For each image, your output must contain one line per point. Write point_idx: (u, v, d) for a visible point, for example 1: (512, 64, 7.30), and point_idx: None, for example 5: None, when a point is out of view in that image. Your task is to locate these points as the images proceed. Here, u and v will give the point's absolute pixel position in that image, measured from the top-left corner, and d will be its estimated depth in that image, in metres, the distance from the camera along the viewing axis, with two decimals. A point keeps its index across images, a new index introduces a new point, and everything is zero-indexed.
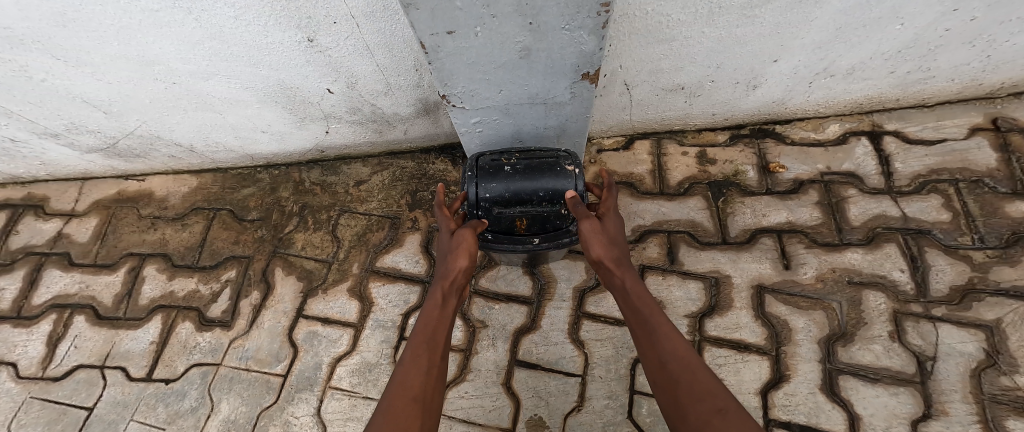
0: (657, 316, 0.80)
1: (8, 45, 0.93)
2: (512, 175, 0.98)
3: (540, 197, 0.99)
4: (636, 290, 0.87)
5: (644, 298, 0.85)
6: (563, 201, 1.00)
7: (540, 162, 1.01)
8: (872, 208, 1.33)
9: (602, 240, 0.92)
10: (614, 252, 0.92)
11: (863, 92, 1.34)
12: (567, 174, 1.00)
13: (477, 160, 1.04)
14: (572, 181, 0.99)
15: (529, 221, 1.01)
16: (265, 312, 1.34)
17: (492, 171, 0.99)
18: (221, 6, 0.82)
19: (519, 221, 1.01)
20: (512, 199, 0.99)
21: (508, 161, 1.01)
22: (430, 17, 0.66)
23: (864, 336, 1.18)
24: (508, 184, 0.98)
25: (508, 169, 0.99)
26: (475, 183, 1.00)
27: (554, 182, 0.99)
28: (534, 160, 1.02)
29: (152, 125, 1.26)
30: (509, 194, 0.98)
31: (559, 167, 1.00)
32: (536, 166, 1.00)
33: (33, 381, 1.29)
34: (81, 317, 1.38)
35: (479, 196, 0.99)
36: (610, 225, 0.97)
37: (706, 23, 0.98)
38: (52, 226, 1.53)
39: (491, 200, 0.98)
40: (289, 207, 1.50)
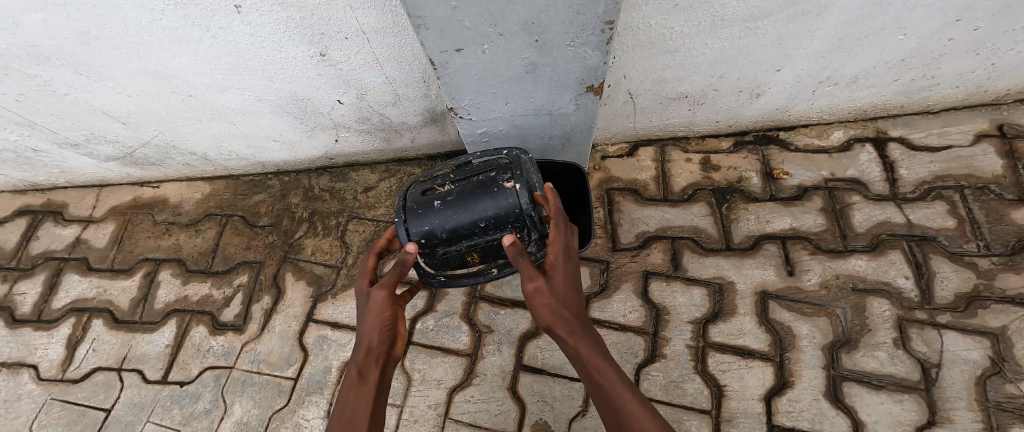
0: (617, 388, 0.69)
1: (33, 62, 0.97)
2: (444, 211, 0.86)
3: (480, 226, 0.86)
4: (595, 356, 0.72)
5: (603, 365, 0.72)
6: (510, 222, 0.85)
7: (473, 185, 0.88)
8: (876, 214, 1.34)
9: (554, 304, 0.73)
10: (566, 316, 0.73)
11: (867, 99, 1.34)
12: (509, 192, 0.84)
13: (407, 198, 0.92)
14: (516, 197, 0.83)
15: (479, 251, 0.90)
16: (276, 316, 1.37)
17: (421, 208, 0.88)
18: (238, 23, 0.86)
19: (468, 254, 0.90)
20: (452, 235, 0.87)
21: (439, 194, 0.89)
22: (439, 36, 0.69)
23: (868, 343, 1.18)
24: (442, 222, 0.85)
25: (438, 203, 0.87)
26: (402, 228, 0.88)
27: (491, 205, 0.84)
28: (469, 185, 0.88)
29: (168, 135, 1.30)
30: (448, 231, 0.86)
31: (495, 186, 0.85)
32: (471, 190, 0.87)
33: (53, 383, 1.34)
34: (99, 320, 1.42)
35: (414, 241, 0.87)
36: (560, 275, 0.75)
37: (708, 35, 0.99)
38: (71, 232, 1.57)
39: (428, 242, 0.87)
40: (299, 213, 1.53)
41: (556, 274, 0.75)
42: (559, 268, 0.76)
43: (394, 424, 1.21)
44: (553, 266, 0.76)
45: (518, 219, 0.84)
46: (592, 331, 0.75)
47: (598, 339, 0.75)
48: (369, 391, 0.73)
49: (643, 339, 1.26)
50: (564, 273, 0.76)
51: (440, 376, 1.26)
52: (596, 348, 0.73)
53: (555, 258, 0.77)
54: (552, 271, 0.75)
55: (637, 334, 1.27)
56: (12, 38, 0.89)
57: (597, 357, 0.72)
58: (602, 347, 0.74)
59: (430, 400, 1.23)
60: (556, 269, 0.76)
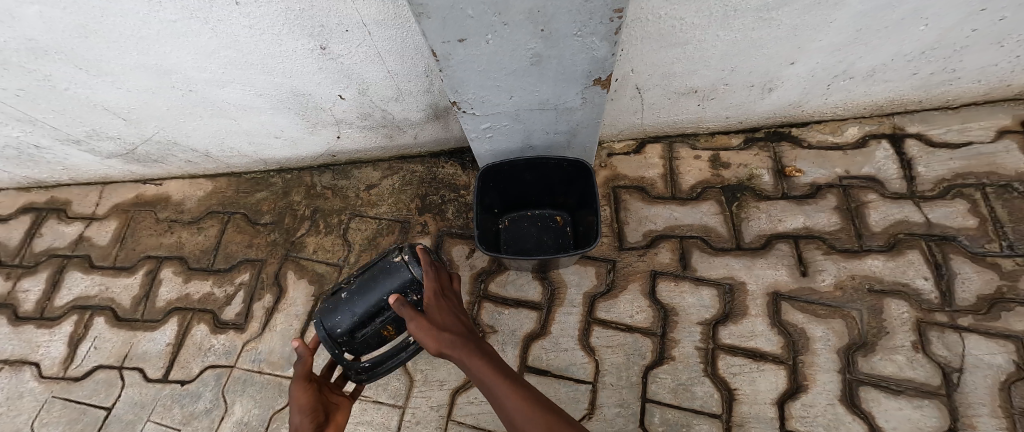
0: (502, 393, 0.65)
1: (31, 56, 0.96)
2: (348, 299, 0.84)
3: (387, 302, 0.82)
4: (481, 367, 0.67)
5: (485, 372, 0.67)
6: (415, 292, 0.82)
7: (371, 267, 0.85)
8: (893, 213, 1.29)
9: (433, 332, 0.69)
10: (453, 340, 0.69)
11: (883, 94, 1.30)
12: (399, 265, 0.81)
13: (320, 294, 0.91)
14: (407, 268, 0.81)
15: (394, 324, 0.85)
16: (277, 315, 1.36)
17: (330, 302, 0.85)
18: (236, 15, 0.83)
19: (383, 328, 0.85)
20: (365, 317, 0.83)
21: (344, 283, 0.87)
22: (441, 26, 0.66)
23: (885, 346, 1.14)
24: (349, 309, 0.83)
25: (342, 293, 0.85)
26: (314, 324, 0.84)
27: (389, 279, 0.81)
28: (367, 269, 0.86)
29: (169, 131, 1.29)
30: (361, 312, 0.83)
31: (387, 262, 0.83)
32: (371, 270, 0.85)
33: (55, 381, 1.33)
34: (100, 318, 1.41)
35: (329, 334, 0.84)
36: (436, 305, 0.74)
37: (720, 26, 0.96)
38: (74, 229, 1.57)
39: (343, 332, 0.84)
40: (301, 211, 1.52)
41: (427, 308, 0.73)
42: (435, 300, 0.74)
43: (396, 426, 1.18)
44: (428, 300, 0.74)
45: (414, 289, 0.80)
46: (481, 346, 0.71)
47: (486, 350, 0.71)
48: None
49: (650, 340, 1.23)
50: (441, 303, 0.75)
51: (443, 377, 1.24)
52: (481, 357, 0.68)
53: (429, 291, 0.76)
54: (427, 303, 0.74)
55: (644, 335, 1.24)
56: (10, 32, 0.88)
57: (482, 366, 0.67)
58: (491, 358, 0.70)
59: (432, 402, 1.21)
60: (432, 302, 0.74)
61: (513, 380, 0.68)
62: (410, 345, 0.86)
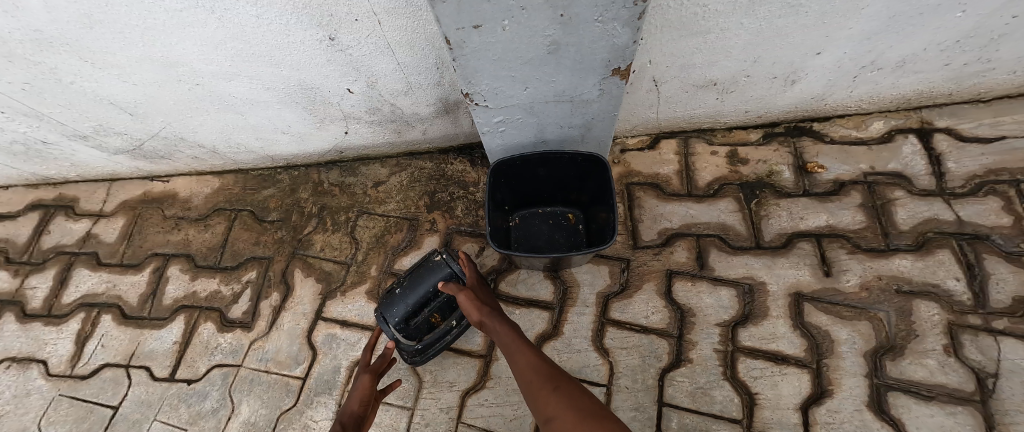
0: (518, 356, 0.85)
1: (36, 48, 0.94)
2: (403, 295, 1.13)
3: (433, 293, 1.13)
4: (508, 336, 0.91)
5: (509, 337, 0.90)
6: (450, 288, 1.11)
7: (418, 268, 1.16)
8: (921, 211, 1.24)
9: (475, 303, 1.00)
10: (489, 310, 0.98)
11: (912, 87, 1.24)
12: (440, 265, 1.13)
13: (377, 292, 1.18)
14: (445, 267, 1.13)
15: (439, 311, 1.15)
16: (284, 314, 1.34)
17: (387, 299, 1.14)
18: (244, 5, 0.81)
19: (431, 316, 1.14)
20: (416, 307, 1.13)
21: (397, 283, 1.16)
22: (456, 11, 0.63)
23: (915, 350, 1.09)
24: (405, 302, 1.13)
25: (397, 291, 1.14)
26: (381, 315, 1.14)
27: (432, 277, 1.12)
28: (414, 271, 1.16)
29: (175, 126, 1.27)
30: (414, 305, 1.13)
31: (430, 262, 1.15)
32: (417, 271, 1.15)
33: (62, 379, 1.32)
34: (107, 316, 1.40)
35: (391, 323, 1.13)
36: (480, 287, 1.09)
37: (745, 14, 0.91)
38: (81, 226, 1.56)
39: (400, 321, 1.13)
40: (308, 208, 1.50)
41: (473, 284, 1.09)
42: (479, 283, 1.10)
43: (405, 428, 1.15)
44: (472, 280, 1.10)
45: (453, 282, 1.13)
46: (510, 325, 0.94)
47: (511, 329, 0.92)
48: None
49: (667, 342, 1.19)
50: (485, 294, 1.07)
51: (452, 378, 1.21)
52: (507, 327, 0.93)
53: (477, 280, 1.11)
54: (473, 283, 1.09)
55: (660, 337, 1.20)
56: (14, 23, 0.86)
57: (506, 333, 0.91)
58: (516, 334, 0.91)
59: (441, 404, 1.17)
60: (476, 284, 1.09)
61: (531, 347, 0.87)
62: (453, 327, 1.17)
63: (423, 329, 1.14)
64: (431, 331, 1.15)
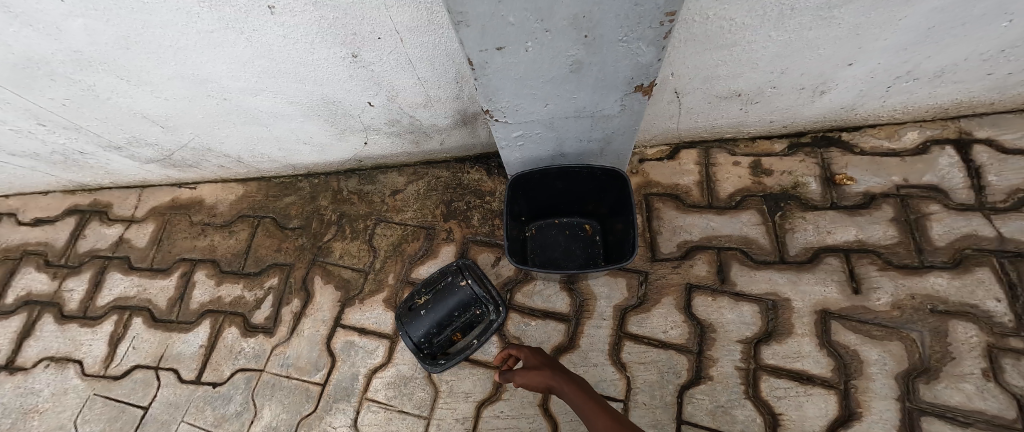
0: (599, 425, 0.82)
1: (77, 67, 0.98)
2: (428, 315, 1.23)
3: (455, 314, 1.24)
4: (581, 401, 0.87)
5: (582, 403, 0.86)
6: (471, 306, 1.25)
7: (440, 290, 1.26)
8: (959, 226, 1.18)
9: (533, 376, 0.95)
10: (549, 376, 0.93)
11: (950, 96, 1.19)
12: (462, 288, 1.25)
13: (399, 312, 1.26)
14: (467, 290, 1.25)
15: (460, 330, 1.25)
16: (305, 320, 1.36)
17: (411, 318, 1.23)
18: (271, 25, 0.83)
19: (454, 335, 1.24)
20: (439, 326, 1.23)
21: (420, 303, 1.25)
22: (480, 34, 0.63)
23: (951, 373, 1.04)
24: (430, 322, 1.22)
25: (422, 311, 1.23)
26: (405, 333, 1.22)
27: (455, 299, 1.24)
28: (437, 292, 1.26)
29: (203, 138, 1.31)
30: (438, 324, 1.22)
31: (452, 285, 1.26)
32: (439, 292, 1.25)
33: (96, 379, 1.38)
34: (138, 319, 1.46)
35: (416, 341, 1.22)
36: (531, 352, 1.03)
37: (774, 26, 0.89)
38: (115, 231, 1.63)
39: (425, 338, 1.22)
40: (328, 215, 1.52)
41: (522, 354, 1.04)
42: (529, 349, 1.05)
43: None
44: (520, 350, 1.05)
45: (474, 303, 1.25)
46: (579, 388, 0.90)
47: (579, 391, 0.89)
48: None
49: (686, 358, 1.16)
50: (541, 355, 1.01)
51: (468, 389, 1.21)
52: (576, 390, 0.89)
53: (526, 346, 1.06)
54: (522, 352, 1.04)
55: (679, 352, 1.17)
56: (57, 45, 0.90)
57: (577, 400, 0.87)
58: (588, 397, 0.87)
59: (457, 414, 1.18)
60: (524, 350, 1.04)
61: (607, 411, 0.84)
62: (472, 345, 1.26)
63: (446, 345, 1.24)
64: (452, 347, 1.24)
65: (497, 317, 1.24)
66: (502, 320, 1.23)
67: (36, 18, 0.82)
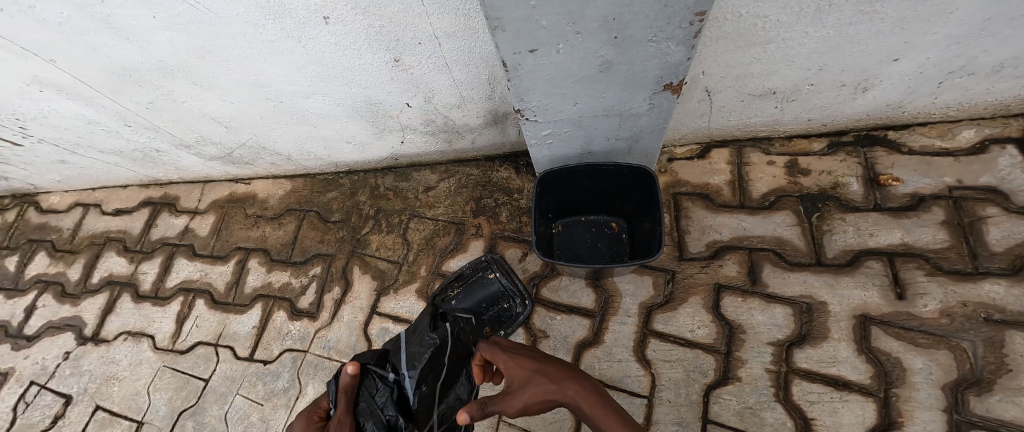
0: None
1: (160, 75, 1.12)
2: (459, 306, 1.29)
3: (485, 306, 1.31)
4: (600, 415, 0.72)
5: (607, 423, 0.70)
6: (501, 299, 1.33)
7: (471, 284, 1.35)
8: (1020, 231, 1.10)
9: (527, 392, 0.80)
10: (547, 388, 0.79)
11: (1011, 92, 1.11)
12: (492, 282, 1.35)
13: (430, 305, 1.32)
14: (496, 284, 1.34)
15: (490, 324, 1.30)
16: (345, 307, 1.47)
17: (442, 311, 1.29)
18: (325, 33, 0.91)
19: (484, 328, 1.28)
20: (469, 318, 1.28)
21: (452, 296, 1.32)
22: (514, 37, 0.68)
23: (1007, 386, 0.98)
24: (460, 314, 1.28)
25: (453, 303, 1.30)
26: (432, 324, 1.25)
27: (485, 291, 1.33)
28: (467, 286, 1.35)
29: (260, 137, 1.44)
30: (465, 315, 1.25)
31: (482, 279, 1.36)
32: (470, 286, 1.34)
33: (166, 352, 1.55)
34: (200, 300, 1.62)
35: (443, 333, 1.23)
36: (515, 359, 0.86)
37: (811, 22, 0.88)
38: (181, 221, 1.81)
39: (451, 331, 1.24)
40: (366, 210, 1.62)
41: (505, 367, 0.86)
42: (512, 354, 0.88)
43: None
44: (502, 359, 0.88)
45: (502, 297, 1.34)
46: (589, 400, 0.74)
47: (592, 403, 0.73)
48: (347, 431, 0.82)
49: (713, 358, 1.16)
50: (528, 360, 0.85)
51: None
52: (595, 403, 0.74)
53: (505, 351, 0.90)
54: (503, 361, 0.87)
55: (706, 352, 1.17)
56: (146, 55, 1.03)
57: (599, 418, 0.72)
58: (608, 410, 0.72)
59: None
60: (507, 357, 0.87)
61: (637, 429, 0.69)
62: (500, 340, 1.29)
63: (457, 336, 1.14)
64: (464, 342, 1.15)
65: (525, 309, 1.31)
66: (529, 312, 1.30)
67: (132, 32, 0.95)
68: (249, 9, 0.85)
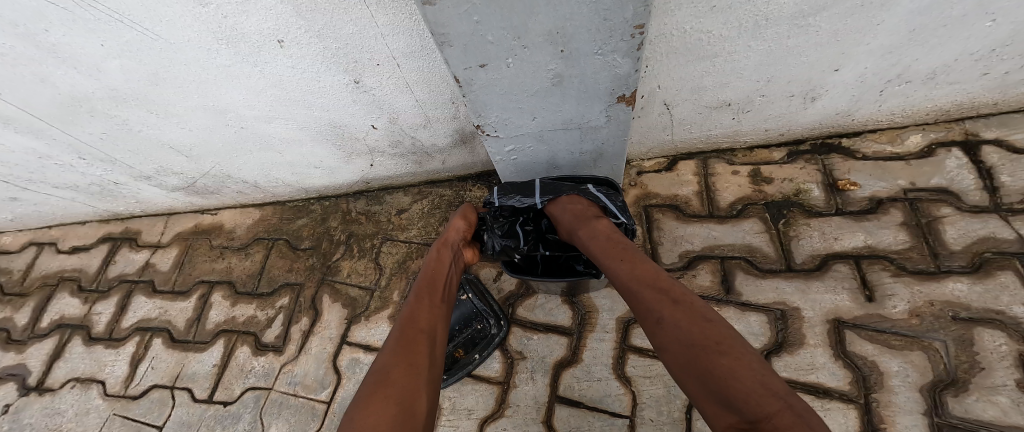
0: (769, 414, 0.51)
1: (113, 104, 1.10)
2: None
3: (457, 328, 1.32)
4: (693, 387, 0.62)
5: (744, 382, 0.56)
6: (473, 321, 1.33)
7: None
8: (975, 229, 1.13)
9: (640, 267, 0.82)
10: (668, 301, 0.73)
11: (948, 98, 1.18)
12: (463, 303, 1.35)
13: None
14: (468, 305, 1.34)
15: (462, 346, 1.30)
16: (313, 338, 1.39)
17: None
18: (281, 57, 0.92)
19: (456, 350, 1.30)
20: None
21: None
22: (463, 52, 0.69)
23: (982, 385, 0.96)
24: None
25: None
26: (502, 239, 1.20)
27: (457, 314, 1.33)
28: None
29: (223, 165, 1.40)
30: None
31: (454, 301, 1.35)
32: None
33: (116, 399, 1.43)
34: (158, 339, 1.52)
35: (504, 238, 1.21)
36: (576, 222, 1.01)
37: (752, 36, 0.93)
38: (142, 256, 1.73)
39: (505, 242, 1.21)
40: (337, 235, 1.58)
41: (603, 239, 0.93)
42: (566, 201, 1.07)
43: None
44: (553, 205, 1.08)
45: (475, 318, 1.33)
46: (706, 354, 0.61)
47: (733, 364, 0.58)
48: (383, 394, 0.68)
49: None
50: (647, 274, 0.79)
51: (470, 405, 1.22)
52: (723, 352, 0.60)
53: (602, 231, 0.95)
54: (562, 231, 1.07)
55: None
56: (97, 84, 1.02)
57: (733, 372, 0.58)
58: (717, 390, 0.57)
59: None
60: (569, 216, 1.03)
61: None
62: (474, 359, 1.27)
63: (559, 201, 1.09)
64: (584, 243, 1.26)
65: (497, 332, 1.29)
66: (501, 335, 1.29)
67: (83, 61, 0.95)
68: (202, 34, 0.86)
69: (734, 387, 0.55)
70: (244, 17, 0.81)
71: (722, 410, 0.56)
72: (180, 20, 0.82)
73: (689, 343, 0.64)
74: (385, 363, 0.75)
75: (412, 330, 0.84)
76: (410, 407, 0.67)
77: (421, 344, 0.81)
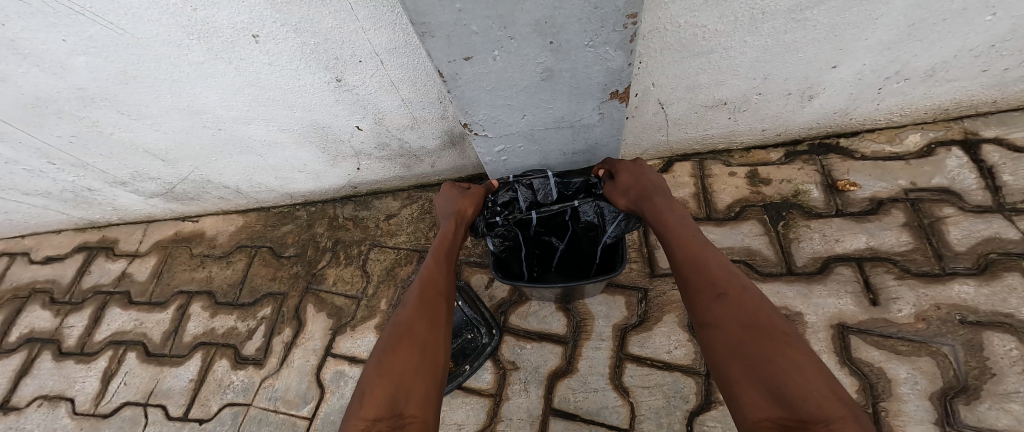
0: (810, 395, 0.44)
1: (81, 104, 1.05)
2: None
3: None
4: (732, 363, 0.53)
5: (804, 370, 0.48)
6: (464, 330, 1.26)
7: None
8: (979, 229, 1.10)
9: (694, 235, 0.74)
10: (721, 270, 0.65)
11: (947, 96, 1.15)
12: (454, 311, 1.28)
13: None
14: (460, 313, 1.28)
15: (452, 357, 1.23)
16: (296, 350, 1.32)
17: None
18: (257, 53, 0.87)
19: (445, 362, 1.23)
20: None
21: None
22: (446, 44, 0.65)
23: (994, 392, 0.92)
24: None
25: None
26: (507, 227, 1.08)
27: None
28: None
29: (203, 170, 1.35)
30: None
31: None
32: None
33: (85, 417, 1.35)
34: (133, 353, 1.45)
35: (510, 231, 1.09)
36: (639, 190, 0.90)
37: (748, 31, 0.90)
38: (118, 266, 1.66)
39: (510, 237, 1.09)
40: (323, 242, 1.52)
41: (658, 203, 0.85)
42: (642, 171, 0.93)
43: None
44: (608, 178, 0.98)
45: (466, 327, 1.27)
46: (760, 340, 0.52)
47: (792, 355, 0.50)
48: (405, 348, 0.67)
49: (693, 381, 1.07)
50: (706, 250, 0.69)
51: (461, 420, 1.15)
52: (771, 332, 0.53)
53: (676, 209, 0.83)
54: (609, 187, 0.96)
55: (686, 375, 1.08)
56: (63, 83, 0.98)
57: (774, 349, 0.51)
58: (765, 383, 0.48)
59: None
60: (630, 180, 0.93)
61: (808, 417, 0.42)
62: (464, 371, 1.20)
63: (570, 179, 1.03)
64: (567, 262, 1.24)
65: (489, 341, 1.23)
66: (494, 344, 1.23)
67: (46, 59, 0.90)
68: (170, 28, 0.81)
69: (791, 376, 0.47)
70: (215, 10, 0.77)
71: (767, 401, 0.47)
72: (146, 13, 0.78)
73: (748, 321, 0.55)
74: (408, 312, 0.75)
75: (430, 291, 0.80)
76: (430, 364, 0.67)
77: (440, 303, 0.79)
